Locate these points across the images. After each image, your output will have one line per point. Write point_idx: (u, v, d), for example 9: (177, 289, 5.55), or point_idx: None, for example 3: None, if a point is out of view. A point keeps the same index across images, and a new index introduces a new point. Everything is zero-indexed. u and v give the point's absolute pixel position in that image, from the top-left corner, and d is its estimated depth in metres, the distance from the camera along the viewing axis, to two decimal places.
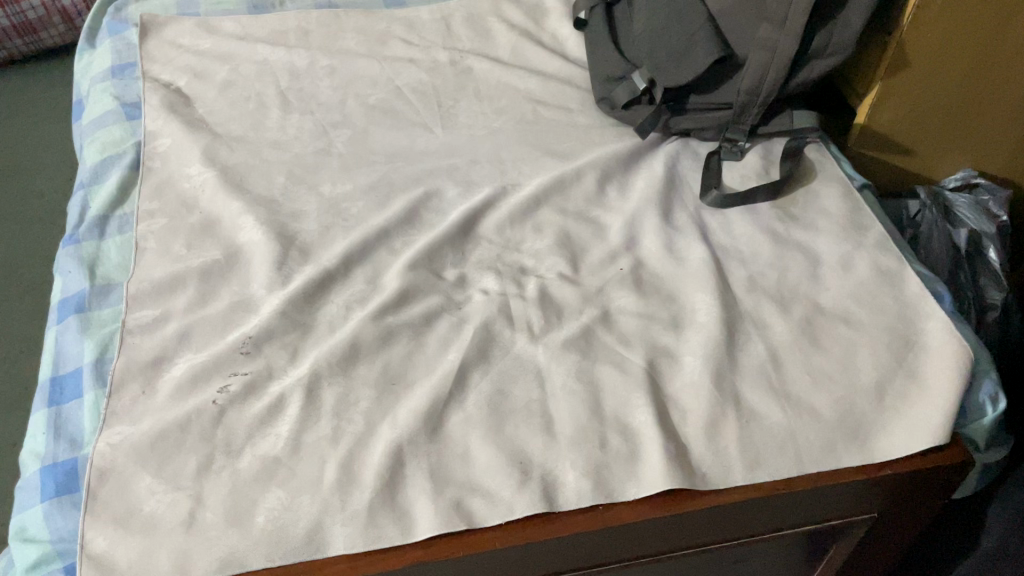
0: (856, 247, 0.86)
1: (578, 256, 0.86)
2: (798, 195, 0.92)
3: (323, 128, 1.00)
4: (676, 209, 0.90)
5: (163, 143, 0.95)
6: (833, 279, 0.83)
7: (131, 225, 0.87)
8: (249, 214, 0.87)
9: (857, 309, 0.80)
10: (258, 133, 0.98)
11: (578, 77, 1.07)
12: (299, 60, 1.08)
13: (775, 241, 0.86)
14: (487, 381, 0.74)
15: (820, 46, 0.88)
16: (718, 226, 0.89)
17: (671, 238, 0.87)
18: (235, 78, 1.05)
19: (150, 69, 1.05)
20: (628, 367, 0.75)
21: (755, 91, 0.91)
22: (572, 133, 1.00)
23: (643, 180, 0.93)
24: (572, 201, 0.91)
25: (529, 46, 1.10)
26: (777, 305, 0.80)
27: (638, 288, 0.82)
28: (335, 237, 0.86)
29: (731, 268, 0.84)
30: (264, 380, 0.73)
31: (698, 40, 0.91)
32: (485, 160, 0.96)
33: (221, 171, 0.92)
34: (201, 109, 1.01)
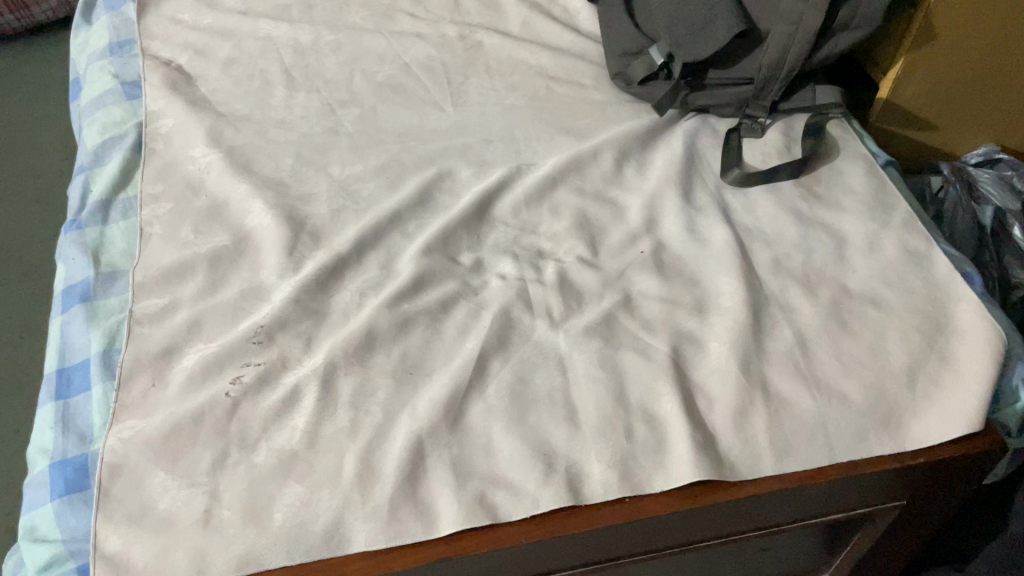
0: (883, 227, 0.83)
1: (597, 238, 0.84)
2: (822, 173, 0.89)
3: (330, 106, 0.97)
4: (696, 188, 0.88)
5: (166, 123, 0.92)
6: (860, 260, 0.81)
7: (135, 209, 0.84)
8: (257, 197, 0.84)
9: (886, 291, 0.78)
10: (263, 112, 0.95)
11: (592, 51, 1.04)
12: (303, 35, 1.04)
13: (800, 221, 0.84)
14: (508, 369, 0.72)
15: (846, 18, 0.85)
16: (740, 206, 0.86)
17: (693, 219, 0.84)
18: (238, 55, 1.01)
19: (149, 46, 1.01)
20: (652, 353, 0.73)
21: (778, 65, 0.89)
22: (587, 110, 0.97)
23: (662, 158, 0.90)
24: (589, 181, 0.89)
25: (539, 19, 1.07)
26: (804, 288, 0.78)
27: (660, 271, 0.80)
28: (347, 220, 0.84)
29: (755, 250, 0.82)
30: (278, 371, 0.71)
31: (719, 12, 0.88)
32: (498, 139, 0.93)
33: (227, 153, 0.89)
34: (204, 87, 0.97)
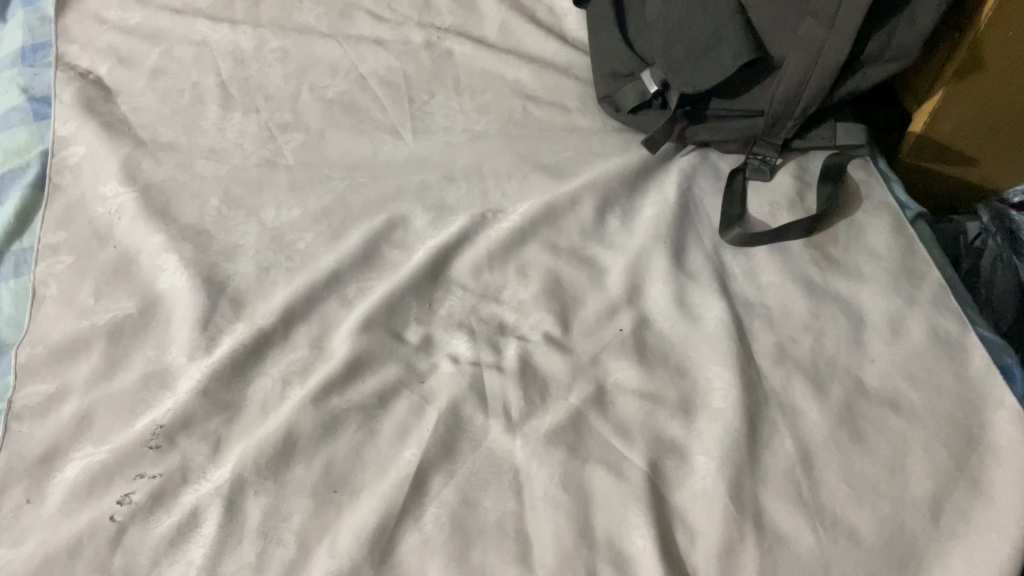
0: (909, 303, 0.70)
1: (570, 310, 0.71)
2: (840, 229, 0.76)
3: (270, 131, 0.83)
4: (690, 246, 0.75)
5: (76, 152, 0.79)
6: (880, 347, 0.68)
7: (30, 264, 0.72)
8: (171, 251, 0.72)
9: (909, 389, 0.65)
10: (191, 137, 0.82)
11: (579, 65, 0.89)
12: (244, 39, 0.90)
13: (811, 294, 0.71)
14: (451, 488, 0.60)
15: (878, 48, 0.71)
16: (741, 271, 0.73)
17: (683, 288, 0.71)
18: (168, 64, 0.87)
19: (67, 52, 0.88)
20: (625, 470, 0.61)
21: (793, 100, 0.74)
22: (569, 141, 0.83)
23: (653, 207, 0.77)
24: (565, 235, 0.76)
25: (520, 23, 0.92)
26: (812, 384, 0.66)
27: (641, 357, 0.67)
28: (275, 283, 0.71)
29: (755, 331, 0.69)
30: (176, 486, 0.60)
31: (723, 37, 0.73)
32: (462, 177, 0.80)
33: (143, 192, 0.76)
34: (124, 104, 0.84)
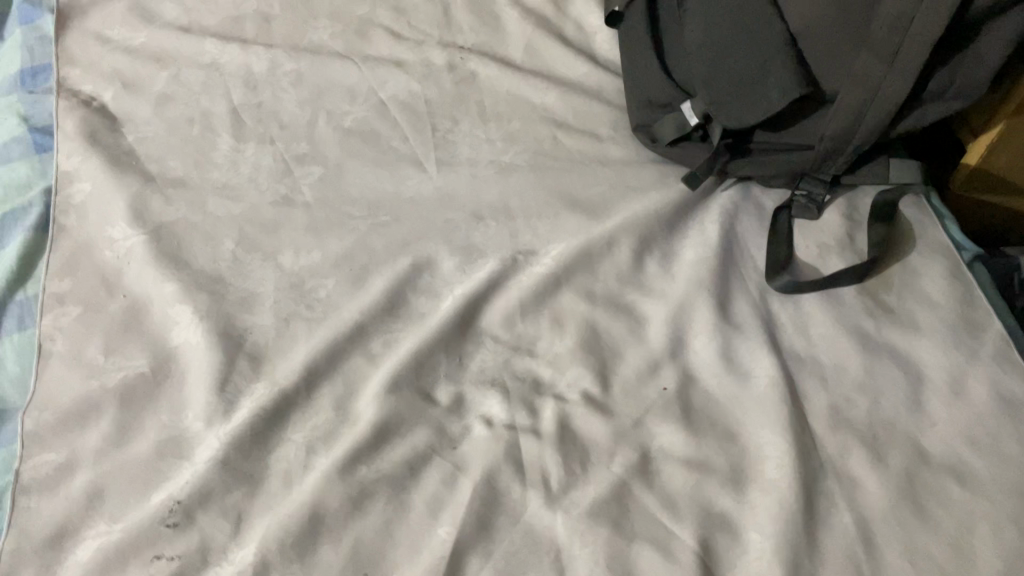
0: (970, 359, 0.66)
1: (609, 365, 0.67)
2: (893, 274, 0.71)
3: (285, 164, 0.78)
4: (735, 294, 0.70)
5: (81, 189, 0.75)
6: (940, 409, 0.64)
7: (34, 316, 0.68)
8: (185, 302, 0.68)
9: (973, 457, 0.62)
10: (202, 172, 0.77)
11: (611, 89, 0.85)
12: (256, 61, 0.85)
13: (865, 348, 0.67)
14: (489, 569, 0.57)
15: (940, 86, 0.66)
16: (790, 322, 0.69)
17: (729, 342, 0.67)
18: (176, 89, 0.82)
19: (68, 75, 0.83)
20: (674, 549, 0.57)
21: (845, 138, 0.70)
22: (602, 174, 0.78)
23: (694, 250, 0.73)
24: (601, 280, 0.71)
25: (547, 42, 0.87)
26: (869, 451, 0.62)
27: (687, 420, 0.63)
28: (296, 337, 0.67)
29: (808, 391, 0.65)
30: (197, 569, 0.56)
31: (772, 71, 0.68)
32: (491, 215, 0.75)
33: (154, 234, 0.72)
34: (130, 134, 0.79)
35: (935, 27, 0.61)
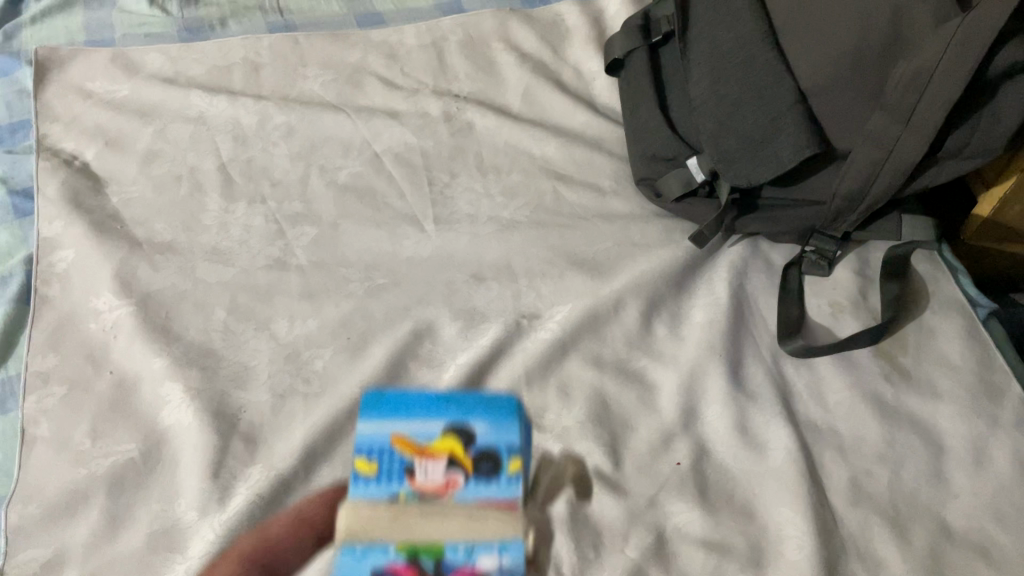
0: (991, 426, 0.64)
1: (620, 437, 0.64)
2: (909, 335, 0.69)
3: (278, 224, 0.75)
4: (748, 359, 0.68)
5: (64, 257, 0.72)
6: (963, 480, 0.62)
7: (17, 396, 0.65)
8: (174, 379, 0.65)
9: (999, 531, 0.59)
10: (191, 235, 0.74)
11: (612, 138, 0.82)
12: (245, 114, 0.81)
13: (883, 416, 0.65)
14: None
15: (957, 144, 0.64)
16: (805, 388, 0.67)
17: (745, 412, 0.65)
18: (162, 146, 0.79)
19: (49, 132, 0.80)
20: None
21: (858, 196, 0.67)
22: (607, 230, 0.76)
23: (704, 311, 0.70)
24: (609, 345, 0.69)
25: (546, 90, 0.84)
26: (892, 528, 0.60)
27: (702, 497, 0.61)
28: (294, 414, 0.64)
29: (826, 464, 0.63)
30: None
31: (782, 128, 0.66)
32: (492, 276, 0.73)
33: (141, 304, 0.69)
34: (116, 196, 0.76)
35: (954, 89, 0.59)
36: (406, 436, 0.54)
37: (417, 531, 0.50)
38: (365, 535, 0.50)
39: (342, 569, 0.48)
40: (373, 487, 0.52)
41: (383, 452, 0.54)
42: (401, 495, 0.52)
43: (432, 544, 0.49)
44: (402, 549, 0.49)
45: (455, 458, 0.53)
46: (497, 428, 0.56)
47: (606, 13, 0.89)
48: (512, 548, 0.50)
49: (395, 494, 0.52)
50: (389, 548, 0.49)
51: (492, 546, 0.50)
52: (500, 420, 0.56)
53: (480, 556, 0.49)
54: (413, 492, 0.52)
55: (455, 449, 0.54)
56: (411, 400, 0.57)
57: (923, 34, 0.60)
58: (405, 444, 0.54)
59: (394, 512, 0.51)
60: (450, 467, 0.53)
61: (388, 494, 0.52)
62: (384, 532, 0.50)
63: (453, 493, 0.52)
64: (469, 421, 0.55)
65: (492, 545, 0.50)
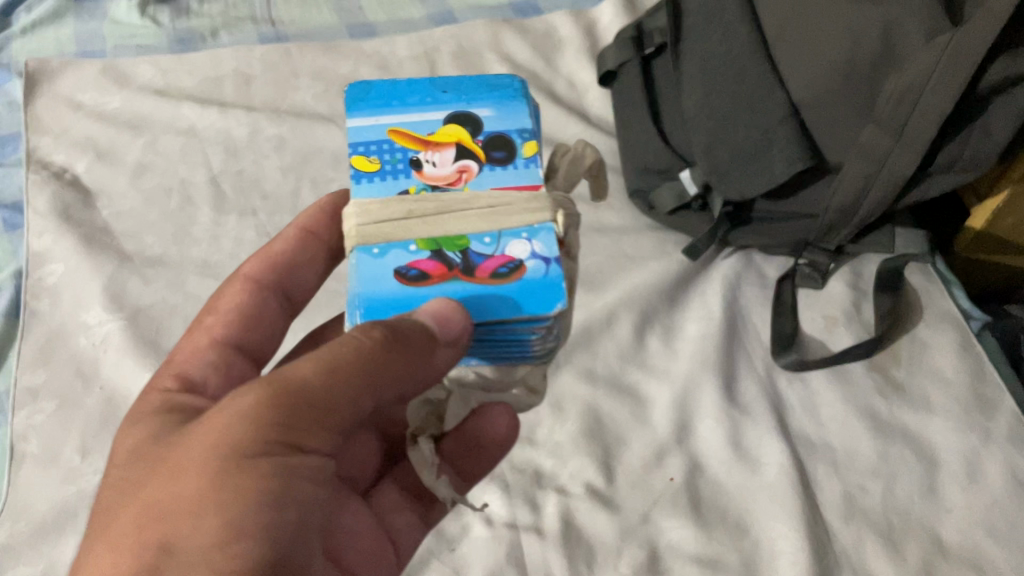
0: (984, 440, 0.64)
1: (613, 452, 0.64)
2: (901, 347, 0.69)
3: (269, 237, 0.75)
4: (741, 373, 0.68)
5: (53, 271, 0.71)
6: (956, 495, 0.62)
7: (6, 412, 0.65)
8: None
9: (992, 547, 0.59)
10: (181, 249, 0.74)
11: (605, 149, 0.82)
12: (236, 125, 0.81)
13: (876, 430, 0.65)
14: None
15: (948, 158, 0.64)
16: (798, 402, 0.67)
17: (738, 427, 0.65)
18: (152, 158, 0.79)
19: (39, 145, 0.79)
20: None
21: (851, 209, 0.67)
22: (599, 243, 0.75)
23: (697, 324, 0.70)
24: (602, 359, 0.68)
25: (538, 101, 0.84)
26: (885, 543, 0.60)
27: (695, 512, 0.61)
28: None
29: (819, 479, 0.63)
30: None
31: (774, 142, 0.66)
32: None
33: (131, 319, 0.69)
34: (106, 210, 0.76)
35: (945, 104, 0.59)
36: (401, 129, 0.47)
37: (439, 223, 0.43)
38: (379, 229, 0.43)
39: (358, 268, 0.42)
40: (376, 184, 0.45)
41: (380, 145, 0.46)
42: (411, 189, 0.45)
43: (453, 235, 0.43)
44: (425, 246, 0.43)
45: (464, 147, 0.46)
46: (506, 113, 0.48)
47: (599, 23, 0.89)
48: (545, 235, 0.43)
49: (404, 189, 0.45)
50: (409, 243, 0.43)
51: (519, 234, 0.43)
52: (508, 105, 0.48)
53: (510, 242, 0.43)
54: (425, 184, 0.45)
55: (460, 137, 0.46)
56: (403, 90, 0.49)
57: (915, 49, 0.60)
58: (403, 138, 0.46)
59: (408, 203, 0.43)
60: (460, 153, 0.46)
61: (396, 189, 0.45)
62: (404, 224, 0.43)
63: (468, 183, 0.45)
64: (474, 105, 0.48)
65: (519, 232, 0.43)
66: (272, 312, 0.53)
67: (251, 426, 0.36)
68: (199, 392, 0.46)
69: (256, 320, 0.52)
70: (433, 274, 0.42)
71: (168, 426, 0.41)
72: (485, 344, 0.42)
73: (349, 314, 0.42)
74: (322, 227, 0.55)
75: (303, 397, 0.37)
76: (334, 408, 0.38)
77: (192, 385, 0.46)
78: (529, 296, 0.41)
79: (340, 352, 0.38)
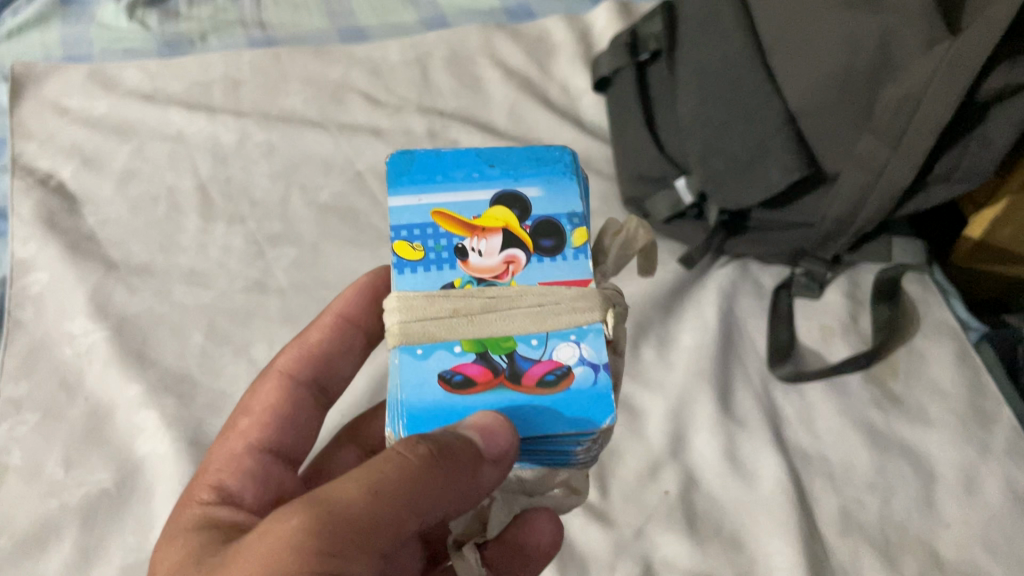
0: (982, 454, 0.63)
1: (607, 466, 0.63)
2: (899, 358, 0.68)
3: (258, 245, 0.74)
4: (736, 384, 0.67)
5: (37, 279, 0.70)
6: (954, 509, 0.61)
7: None
8: (151, 407, 0.63)
9: (991, 563, 0.58)
10: (168, 257, 0.72)
11: (599, 157, 0.81)
12: (225, 131, 0.80)
13: (873, 443, 0.64)
14: None
15: (946, 168, 0.64)
16: (794, 414, 0.66)
17: (733, 440, 0.64)
18: (140, 165, 0.78)
19: (23, 150, 0.78)
20: None
21: (848, 219, 0.67)
22: None
23: (692, 334, 0.69)
24: None
25: (532, 107, 0.83)
26: (882, 559, 0.59)
27: (690, 527, 0.60)
28: None
29: (816, 493, 0.62)
30: None
31: (770, 150, 0.65)
32: None
33: (116, 329, 0.67)
34: (92, 217, 0.75)
35: (944, 113, 0.58)
36: (446, 211, 0.44)
37: (485, 325, 0.40)
38: (423, 329, 0.40)
39: (401, 370, 0.40)
40: (421, 274, 0.42)
41: (424, 229, 0.44)
42: (456, 282, 0.42)
43: (500, 335, 0.41)
44: (470, 348, 0.40)
45: (512, 232, 0.44)
46: (554, 194, 0.45)
47: (593, 29, 0.88)
48: (593, 338, 0.41)
49: (448, 282, 0.42)
50: (454, 345, 0.40)
51: (568, 335, 0.41)
52: (558, 183, 0.46)
53: (558, 344, 0.41)
54: (471, 277, 0.42)
55: (508, 223, 0.44)
56: (447, 163, 0.46)
57: (912, 56, 0.59)
58: (449, 224, 0.44)
59: (454, 299, 0.41)
60: (508, 241, 0.44)
61: (440, 282, 0.42)
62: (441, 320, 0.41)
63: (514, 277, 0.43)
64: (522, 184, 0.45)
65: (567, 334, 0.41)
66: (307, 407, 0.53)
67: (290, 552, 0.34)
68: (238, 503, 0.46)
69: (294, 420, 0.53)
70: (479, 380, 0.40)
71: (203, 555, 0.39)
72: (535, 452, 0.40)
73: (389, 423, 0.39)
74: (357, 314, 0.55)
75: (344, 519, 0.35)
76: (378, 532, 0.36)
77: (229, 496, 0.47)
78: (579, 409, 0.39)
79: (381, 470, 0.36)
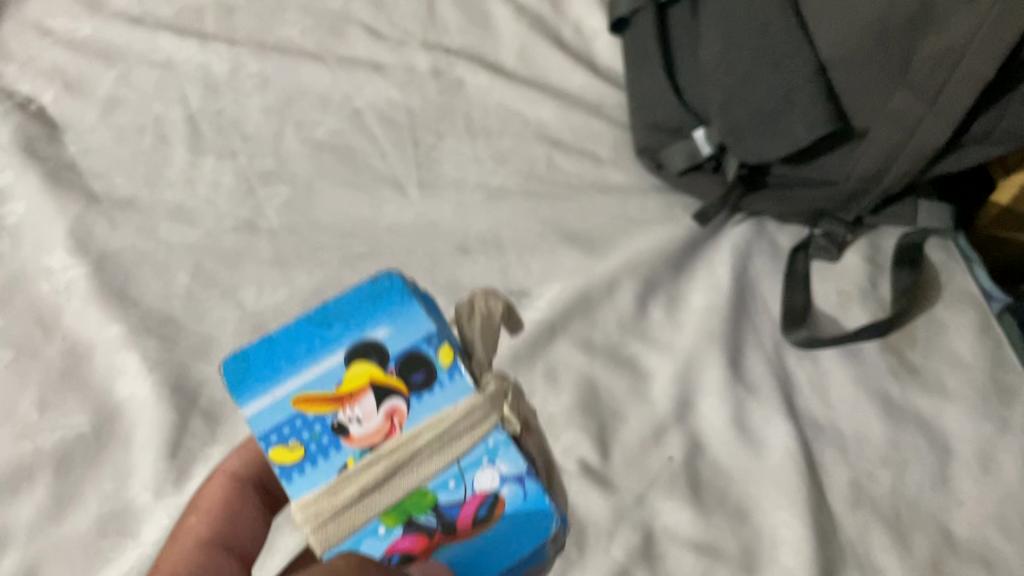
0: (1002, 430, 0.60)
1: (609, 429, 0.60)
2: (918, 326, 0.65)
3: (248, 182, 0.70)
4: (747, 349, 0.64)
5: (15, 209, 0.67)
6: (970, 487, 0.58)
7: None
8: (131, 349, 0.60)
9: (1005, 544, 0.56)
10: (153, 191, 0.69)
11: (612, 102, 0.76)
12: (217, 60, 0.75)
13: (887, 415, 0.61)
14: None
15: (983, 129, 0.60)
16: (808, 382, 0.63)
17: (743, 407, 0.61)
18: (125, 92, 0.74)
19: (4, 73, 0.75)
20: None
21: (875, 177, 0.63)
22: (602, 203, 0.71)
23: (703, 294, 0.66)
24: (601, 329, 0.64)
25: (543, 46, 0.78)
26: (891, 534, 0.56)
27: (693, 495, 0.58)
28: None
29: (826, 464, 0.59)
30: None
31: (797, 103, 0.61)
32: (478, 247, 0.68)
33: (97, 265, 0.64)
34: (74, 145, 0.71)
35: (987, 69, 0.55)
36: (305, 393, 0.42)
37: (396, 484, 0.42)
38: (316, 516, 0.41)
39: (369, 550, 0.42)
40: (307, 475, 0.42)
41: (291, 421, 0.42)
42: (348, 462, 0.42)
43: (415, 493, 0.42)
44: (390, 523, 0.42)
45: (379, 386, 0.43)
46: (401, 325, 0.43)
47: None
48: (504, 451, 0.43)
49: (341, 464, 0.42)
50: (377, 527, 0.42)
51: (480, 460, 0.43)
52: (402, 311, 0.44)
53: (473, 475, 0.43)
54: (356, 451, 0.42)
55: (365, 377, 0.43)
56: (278, 349, 0.43)
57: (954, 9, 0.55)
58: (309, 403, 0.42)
59: (356, 482, 0.42)
60: (381, 396, 0.43)
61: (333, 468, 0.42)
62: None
63: (402, 427, 0.42)
64: (368, 327, 0.43)
65: (479, 460, 0.43)
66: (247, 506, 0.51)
67: None
68: None
69: (239, 516, 0.50)
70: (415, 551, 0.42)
71: None
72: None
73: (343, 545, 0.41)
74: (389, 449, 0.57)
75: None
76: None
77: None
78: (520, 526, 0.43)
79: None
